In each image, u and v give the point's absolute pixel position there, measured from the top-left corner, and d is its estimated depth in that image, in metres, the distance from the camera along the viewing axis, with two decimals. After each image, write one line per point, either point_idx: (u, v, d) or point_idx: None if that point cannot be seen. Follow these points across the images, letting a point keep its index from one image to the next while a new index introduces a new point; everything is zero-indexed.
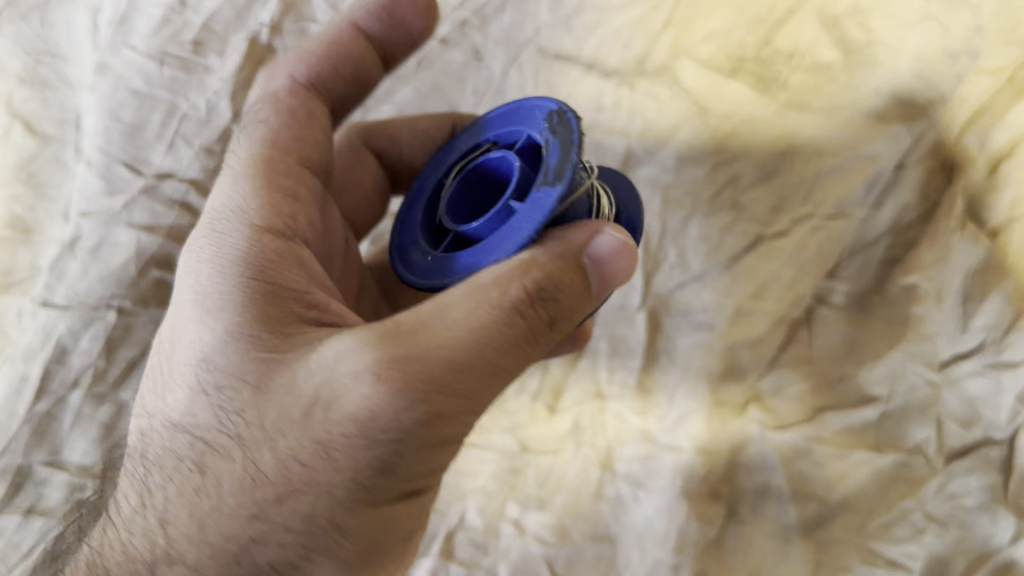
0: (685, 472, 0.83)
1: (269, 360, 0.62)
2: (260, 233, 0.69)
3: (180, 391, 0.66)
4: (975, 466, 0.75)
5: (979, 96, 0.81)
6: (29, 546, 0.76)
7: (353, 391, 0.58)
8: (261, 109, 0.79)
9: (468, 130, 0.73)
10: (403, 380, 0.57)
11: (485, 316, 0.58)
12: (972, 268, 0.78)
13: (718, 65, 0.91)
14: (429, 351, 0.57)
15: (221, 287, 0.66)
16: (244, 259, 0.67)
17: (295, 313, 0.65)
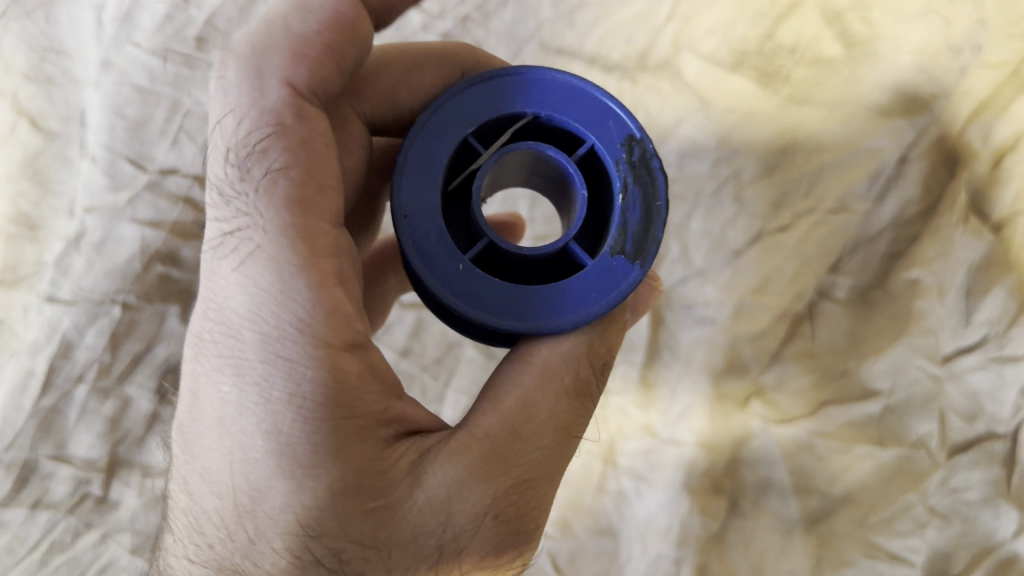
0: (687, 466, 0.81)
1: (381, 510, 0.51)
2: (331, 353, 0.52)
3: (264, 563, 0.52)
4: (978, 459, 0.77)
5: (981, 91, 0.83)
6: (35, 540, 0.78)
7: (477, 532, 0.52)
8: (257, 137, 0.57)
9: (507, 82, 0.57)
10: (522, 507, 0.53)
11: (566, 411, 0.55)
12: (974, 262, 0.80)
13: (720, 60, 0.89)
14: (528, 470, 0.53)
15: (313, 439, 0.50)
16: (324, 391, 0.51)
17: (386, 437, 0.53)
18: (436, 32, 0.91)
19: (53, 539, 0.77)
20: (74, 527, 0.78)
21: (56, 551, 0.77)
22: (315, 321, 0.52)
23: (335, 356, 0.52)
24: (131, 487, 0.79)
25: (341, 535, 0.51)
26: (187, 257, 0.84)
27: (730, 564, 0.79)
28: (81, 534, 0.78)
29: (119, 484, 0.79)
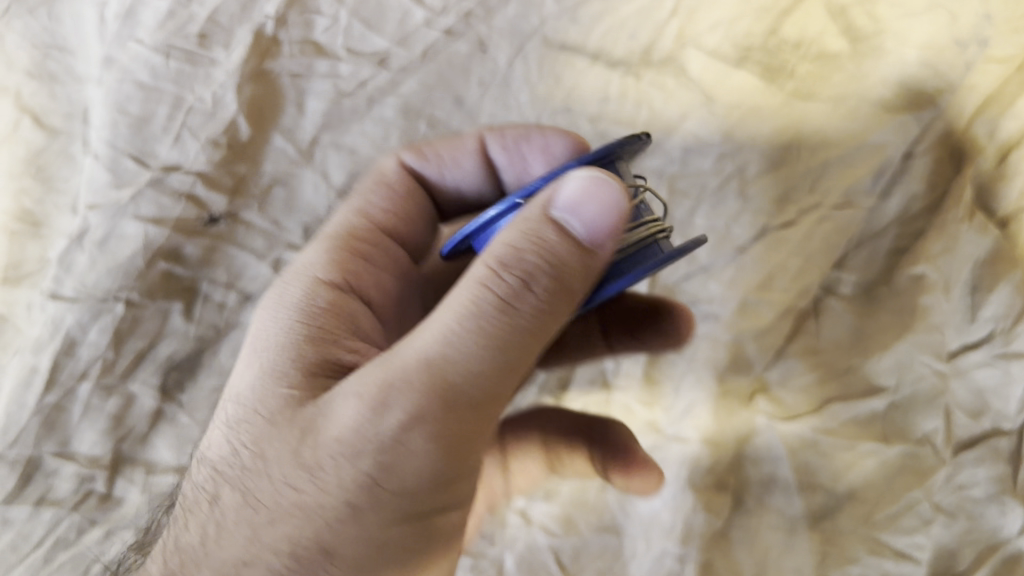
0: (691, 462, 0.84)
1: (294, 396, 0.63)
2: (319, 284, 0.74)
3: (218, 428, 0.67)
4: (984, 457, 0.75)
5: (988, 85, 0.81)
6: (39, 537, 0.77)
7: (344, 410, 0.59)
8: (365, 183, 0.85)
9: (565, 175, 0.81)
10: (387, 381, 0.57)
11: (457, 301, 0.57)
12: (980, 258, 0.78)
13: (724, 55, 0.88)
14: (404, 355, 0.57)
15: (278, 326, 0.70)
16: (301, 304, 0.72)
17: (335, 358, 0.67)
18: (439, 28, 0.90)
19: (58, 536, 0.77)
20: (79, 524, 0.77)
21: (60, 549, 0.77)
22: (319, 262, 0.76)
23: (320, 287, 0.73)
24: (135, 483, 0.79)
25: (257, 403, 0.65)
26: (190, 253, 0.85)
27: (735, 562, 0.79)
28: (86, 530, 0.77)
29: (124, 481, 0.79)
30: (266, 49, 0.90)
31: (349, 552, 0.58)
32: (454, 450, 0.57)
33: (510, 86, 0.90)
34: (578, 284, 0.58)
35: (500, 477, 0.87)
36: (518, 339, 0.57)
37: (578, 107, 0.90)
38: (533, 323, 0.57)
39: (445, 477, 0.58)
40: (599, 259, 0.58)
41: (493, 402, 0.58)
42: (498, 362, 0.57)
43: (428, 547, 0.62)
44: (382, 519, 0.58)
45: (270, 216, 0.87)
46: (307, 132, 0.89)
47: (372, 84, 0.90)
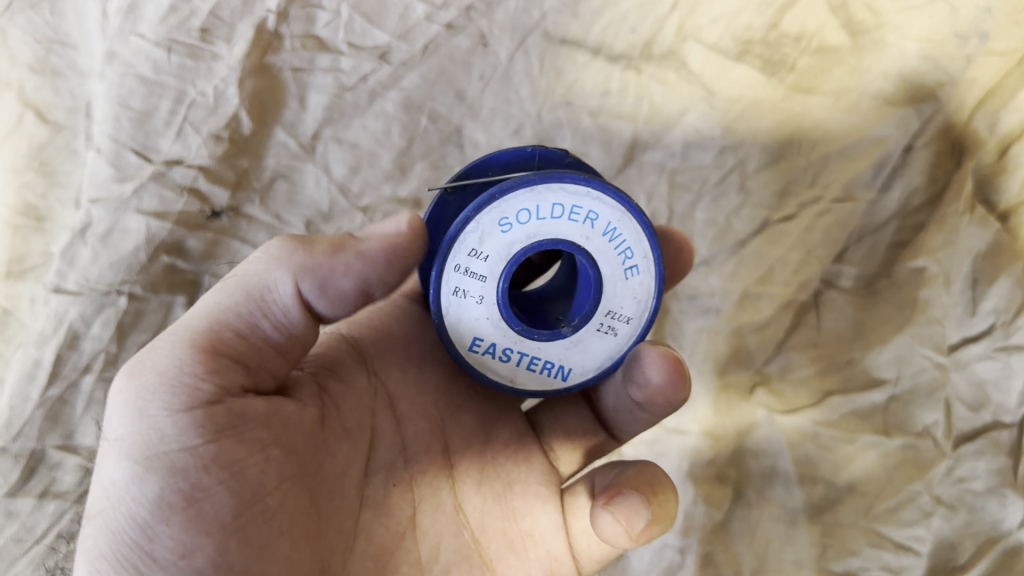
0: (691, 455, 0.82)
1: None
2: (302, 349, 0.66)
3: None
4: (984, 448, 0.76)
5: (988, 78, 0.82)
6: (43, 529, 0.78)
7: None
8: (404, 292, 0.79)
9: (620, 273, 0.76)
10: None
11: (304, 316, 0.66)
12: (981, 251, 0.79)
13: (725, 49, 0.87)
14: None
15: None
16: None
17: None
18: (440, 23, 0.90)
19: (62, 528, 0.78)
20: (81, 516, 0.78)
21: (65, 541, 0.78)
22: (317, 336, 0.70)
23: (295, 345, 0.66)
24: None
25: None
26: (193, 247, 0.86)
27: (735, 555, 0.79)
28: None
29: None
30: (267, 44, 0.89)
31: (88, 520, 0.51)
32: (149, 389, 0.52)
33: (511, 80, 0.90)
34: (318, 254, 0.57)
35: (558, 529, 0.66)
36: (235, 287, 0.57)
37: (578, 101, 0.90)
38: (251, 276, 0.57)
39: (152, 426, 0.51)
40: (361, 246, 0.57)
41: (211, 346, 0.54)
42: (212, 307, 0.56)
43: (193, 524, 0.49)
44: (107, 475, 0.51)
45: (273, 211, 0.89)
46: (309, 126, 0.90)
47: (373, 79, 0.90)
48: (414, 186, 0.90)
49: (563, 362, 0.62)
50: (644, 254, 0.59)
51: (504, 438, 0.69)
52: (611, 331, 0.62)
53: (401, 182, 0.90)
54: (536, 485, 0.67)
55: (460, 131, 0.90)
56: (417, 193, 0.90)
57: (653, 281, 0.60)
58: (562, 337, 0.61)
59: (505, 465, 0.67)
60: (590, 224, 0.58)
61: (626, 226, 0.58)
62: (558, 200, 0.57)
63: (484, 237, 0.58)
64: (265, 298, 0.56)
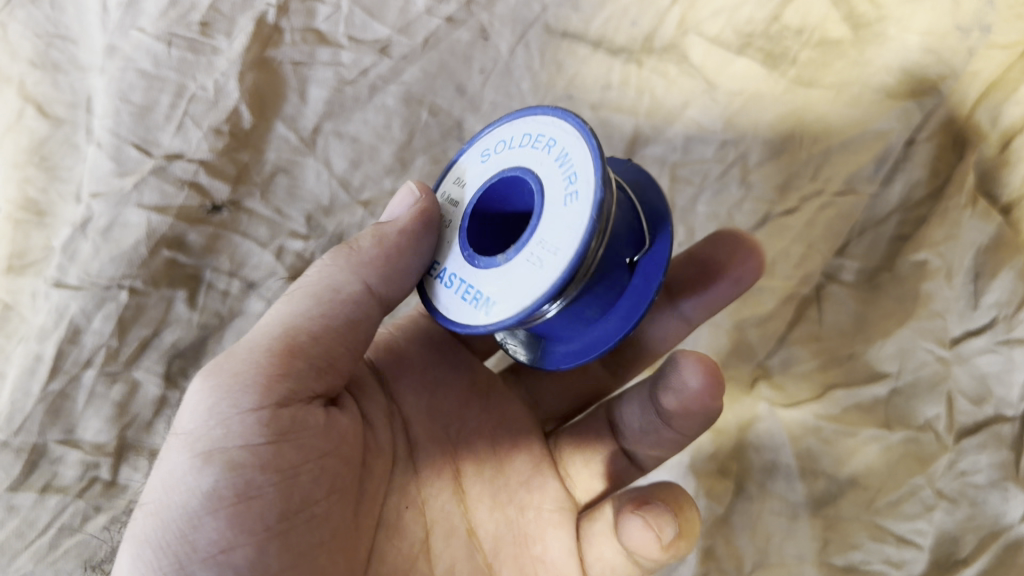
0: (693, 449, 0.83)
1: None
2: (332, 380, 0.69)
3: None
4: (986, 442, 0.76)
5: (991, 71, 0.82)
6: (45, 523, 0.77)
7: None
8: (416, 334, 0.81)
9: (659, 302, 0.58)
10: None
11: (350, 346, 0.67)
12: (982, 244, 0.79)
13: (726, 42, 0.88)
14: None
15: None
16: None
17: None
18: (441, 16, 0.90)
19: (63, 523, 0.78)
20: (83, 511, 0.78)
21: (66, 536, 0.77)
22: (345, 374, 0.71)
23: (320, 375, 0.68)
24: (139, 471, 0.80)
25: None
26: (194, 241, 0.85)
27: (736, 548, 0.79)
28: (90, 518, 0.78)
29: (128, 468, 0.80)
30: (267, 38, 0.89)
31: (144, 503, 0.54)
32: (228, 386, 0.56)
33: (513, 74, 0.90)
34: (369, 249, 0.63)
35: (569, 555, 0.67)
36: (305, 292, 0.62)
37: (579, 94, 0.90)
38: (318, 279, 0.63)
39: (221, 422, 0.55)
40: (393, 230, 0.63)
41: (284, 351, 0.58)
42: (289, 313, 0.61)
43: (239, 521, 0.52)
44: (170, 462, 0.54)
45: (273, 205, 0.88)
46: (309, 121, 0.89)
47: (374, 73, 0.90)
48: (415, 179, 0.89)
49: (487, 291, 0.59)
50: (585, 178, 0.55)
51: (522, 466, 0.71)
52: (539, 262, 0.56)
53: (402, 176, 0.89)
54: (552, 511, 0.70)
55: (461, 125, 0.90)
56: (419, 186, 0.89)
57: (585, 210, 0.54)
58: (495, 264, 0.59)
59: (521, 493, 0.70)
60: (546, 150, 0.59)
61: (575, 149, 0.57)
62: (526, 130, 0.61)
63: (469, 169, 0.65)
64: (329, 298, 0.61)
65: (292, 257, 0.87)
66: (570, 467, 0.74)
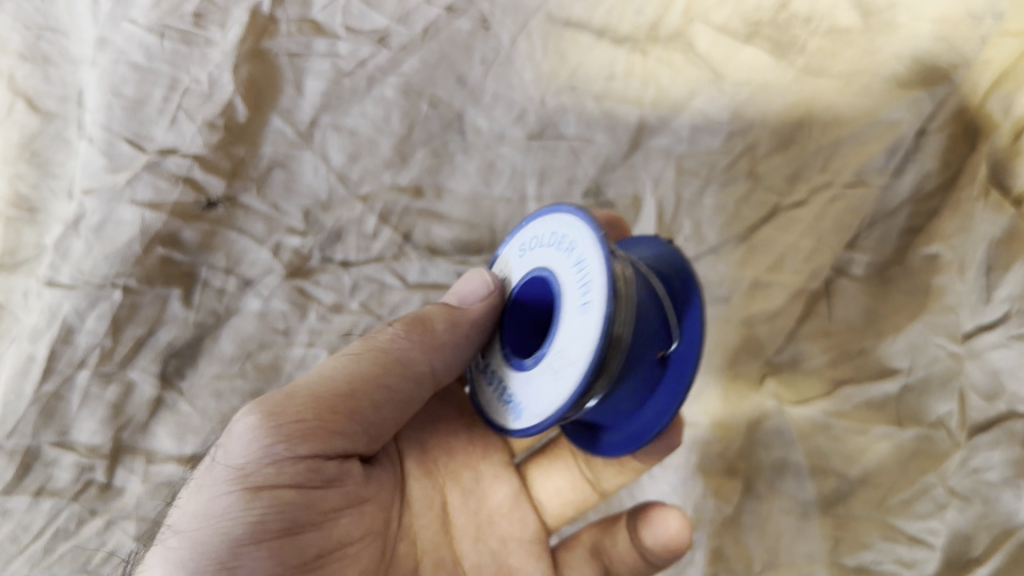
0: (700, 448, 0.83)
1: None
2: None
3: None
4: (999, 439, 0.72)
5: (1003, 59, 0.79)
6: (39, 528, 0.75)
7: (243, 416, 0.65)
8: None
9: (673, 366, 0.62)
10: None
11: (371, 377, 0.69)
12: (995, 237, 0.76)
13: (733, 30, 0.85)
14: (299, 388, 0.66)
15: None
16: None
17: None
18: (440, 5, 0.88)
19: (58, 527, 0.76)
20: (78, 514, 0.76)
21: (60, 540, 0.75)
22: None
23: None
24: (135, 473, 0.77)
25: None
26: (189, 238, 0.83)
27: (745, 548, 0.79)
28: (86, 522, 0.76)
29: (123, 470, 0.78)
30: (264, 29, 0.87)
31: (181, 526, 0.57)
32: (278, 433, 0.59)
33: (513, 65, 0.87)
34: (440, 332, 0.66)
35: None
36: (373, 358, 0.64)
37: (582, 86, 0.86)
38: (390, 349, 0.65)
39: (275, 463, 0.58)
40: (466, 320, 0.66)
41: (333, 412, 0.61)
42: (347, 373, 0.63)
43: (281, 556, 0.57)
44: (219, 490, 0.57)
45: (270, 201, 0.86)
46: (306, 113, 0.87)
47: (372, 64, 0.87)
48: (415, 173, 0.87)
49: (521, 400, 0.61)
50: (599, 290, 0.54)
51: (497, 499, 0.72)
52: (559, 371, 0.57)
53: (401, 170, 0.87)
54: (530, 540, 0.71)
55: (461, 118, 0.87)
56: (419, 180, 0.87)
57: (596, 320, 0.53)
58: (527, 370, 0.61)
59: (501, 527, 0.71)
60: (568, 253, 0.59)
61: (592, 257, 0.56)
62: (557, 229, 0.62)
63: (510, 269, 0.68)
64: (398, 373, 0.64)
65: (289, 254, 0.85)
66: (539, 487, 0.74)
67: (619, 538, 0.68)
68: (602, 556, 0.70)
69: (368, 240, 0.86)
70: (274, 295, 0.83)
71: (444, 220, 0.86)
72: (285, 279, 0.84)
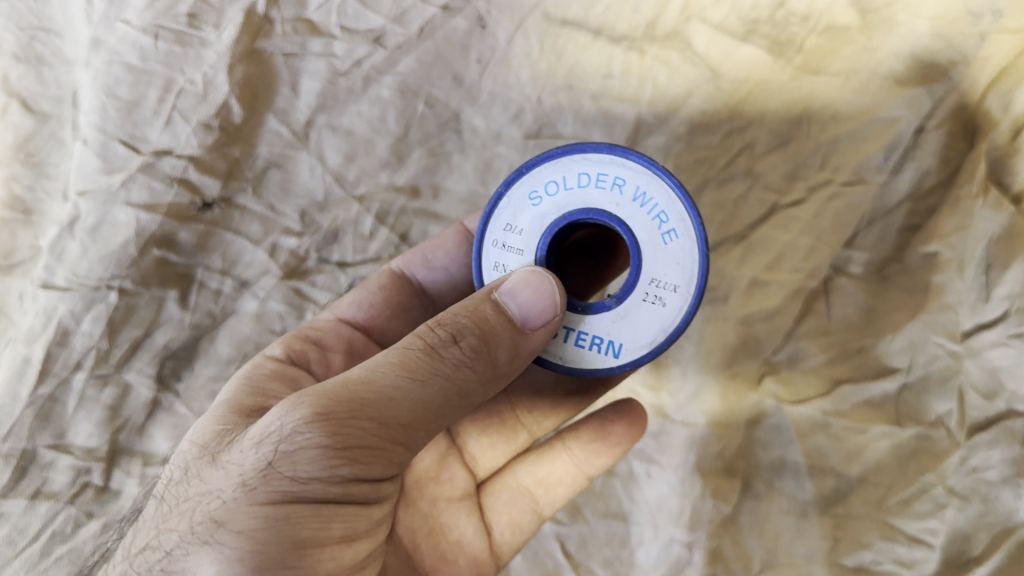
0: (699, 447, 0.82)
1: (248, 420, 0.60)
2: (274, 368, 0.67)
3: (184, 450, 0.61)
4: (998, 438, 0.73)
5: (1001, 57, 0.78)
6: (36, 530, 0.76)
7: (273, 412, 0.54)
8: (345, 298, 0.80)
9: None
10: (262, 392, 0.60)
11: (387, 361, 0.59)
12: (994, 235, 0.76)
13: (730, 28, 0.83)
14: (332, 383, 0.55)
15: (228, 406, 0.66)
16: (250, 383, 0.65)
17: None
18: (436, 4, 0.85)
19: (54, 530, 0.76)
20: (75, 517, 0.77)
21: (56, 543, 0.76)
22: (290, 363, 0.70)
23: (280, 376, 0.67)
24: (132, 476, 0.78)
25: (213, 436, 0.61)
26: (184, 240, 0.83)
27: (745, 548, 0.78)
28: (82, 524, 0.76)
29: (120, 473, 0.79)
30: (259, 29, 0.85)
31: (238, 532, 0.52)
32: (346, 458, 0.52)
33: (511, 64, 0.86)
34: (502, 355, 0.57)
35: (481, 534, 0.74)
36: (438, 385, 0.55)
37: (579, 84, 0.85)
38: (454, 378, 0.55)
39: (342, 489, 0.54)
40: (530, 344, 0.58)
41: (397, 436, 0.54)
42: (409, 400, 0.54)
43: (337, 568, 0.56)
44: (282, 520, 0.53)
45: (266, 201, 0.85)
46: (302, 113, 0.86)
47: (368, 64, 0.86)
48: (411, 174, 0.86)
49: (612, 337, 0.61)
50: (681, 216, 0.59)
51: (425, 463, 0.74)
52: (658, 301, 0.60)
53: (398, 170, 0.86)
54: (456, 496, 0.74)
55: (458, 117, 0.86)
56: (416, 180, 0.86)
57: (694, 244, 0.59)
58: (607, 310, 0.61)
59: (433, 487, 0.74)
60: (618, 191, 0.60)
61: (654, 189, 0.60)
62: (586, 168, 0.61)
63: (517, 212, 0.62)
64: (458, 402, 0.56)
65: (286, 255, 0.85)
66: (472, 444, 0.77)
67: (566, 459, 0.75)
68: (533, 493, 0.75)
69: (365, 240, 0.86)
70: (271, 296, 0.84)
71: (442, 220, 0.86)
72: (281, 280, 0.85)
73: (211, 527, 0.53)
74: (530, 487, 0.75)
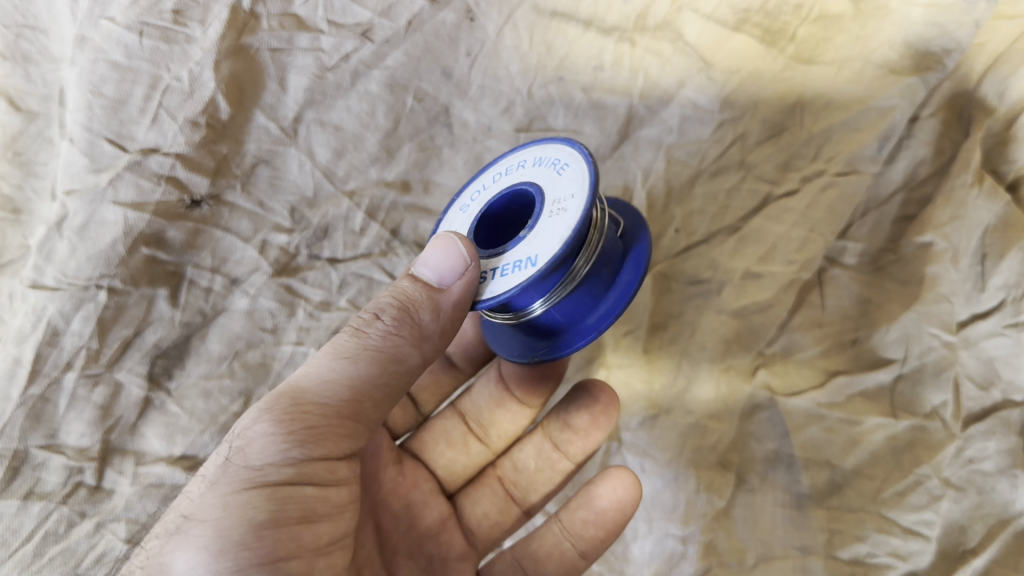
0: (694, 444, 0.80)
1: None
2: None
3: None
4: (994, 428, 0.71)
5: (996, 44, 0.77)
6: (29, 531, 0.75)
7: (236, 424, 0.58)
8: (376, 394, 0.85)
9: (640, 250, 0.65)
10: None
11: None
12: (990, 225, 0.74)
13: (722, 19, 0.83)
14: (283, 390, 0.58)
15: None
16: None
17: None
18: None
19: (47, 530, 0.75)
20: (68, 517, 0.76)
21: (50, 543, 0.75)
22: None
23: None
24: (124, 475, 0.78)
25: None
26: (173, 238, 0.83)
27: (738, 542, 0.76)
28: (75, 524, 0.76)
29: (112, 472, 0.78)
30: (244, 26, 0.85)
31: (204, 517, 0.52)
32: (294, 437, 0.54)
33: (500, 56, 0.85)
34: (425, 314, 0.59)
35: None
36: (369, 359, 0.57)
37: (570, 76, 0.85)
38: (384, 348, 0.57)
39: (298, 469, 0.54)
40: (450, 302, 0.59)
41: (344, 415, 0.56)
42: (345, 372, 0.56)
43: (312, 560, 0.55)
44: (244, 501, 0.52)
45: (256, 198, 0.86)
46: (290, 109, 0.86)
47: (355, 58, 0.86)
48: (402, 168, 0.87)
49: (532, 255, 0.58)
50: (570, 152, 0.61)
51: (430, 521, 0.76)
52: (560, 211, 0.59)
53: (388, 164, 0.87)
54: (454, 560, 0.74)
55: (448, 111, 0.86)
56: (406, 174, 0.87)
57: (581, 163, 0.60)
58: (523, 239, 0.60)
59: (432, 546, 0.74)
60: (521, 167, 0.65)
61: (548, 150, 0.64)
62: (498, 170, 0.67)
63: (453, 224, 0.67)
64: (397, 372, 0.58)
65: (276, 252, 0.85)
66: (475, 510, 0.79)
67: (557, 533, 0.74)
68: (525, 567, 0.74)
69: (355, 237, 0.86)
70: (262, 293, 0.84)
71: (432, 214, 0.86)
72: (272, 277, 0.84)
73: (177, 529, 0.53)
74: (522, 561, 0.74)
